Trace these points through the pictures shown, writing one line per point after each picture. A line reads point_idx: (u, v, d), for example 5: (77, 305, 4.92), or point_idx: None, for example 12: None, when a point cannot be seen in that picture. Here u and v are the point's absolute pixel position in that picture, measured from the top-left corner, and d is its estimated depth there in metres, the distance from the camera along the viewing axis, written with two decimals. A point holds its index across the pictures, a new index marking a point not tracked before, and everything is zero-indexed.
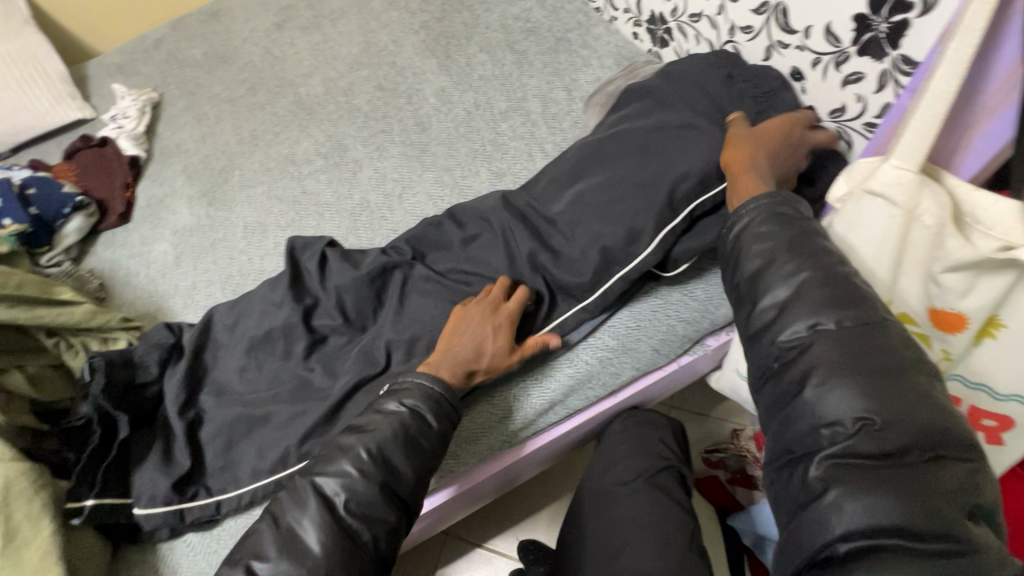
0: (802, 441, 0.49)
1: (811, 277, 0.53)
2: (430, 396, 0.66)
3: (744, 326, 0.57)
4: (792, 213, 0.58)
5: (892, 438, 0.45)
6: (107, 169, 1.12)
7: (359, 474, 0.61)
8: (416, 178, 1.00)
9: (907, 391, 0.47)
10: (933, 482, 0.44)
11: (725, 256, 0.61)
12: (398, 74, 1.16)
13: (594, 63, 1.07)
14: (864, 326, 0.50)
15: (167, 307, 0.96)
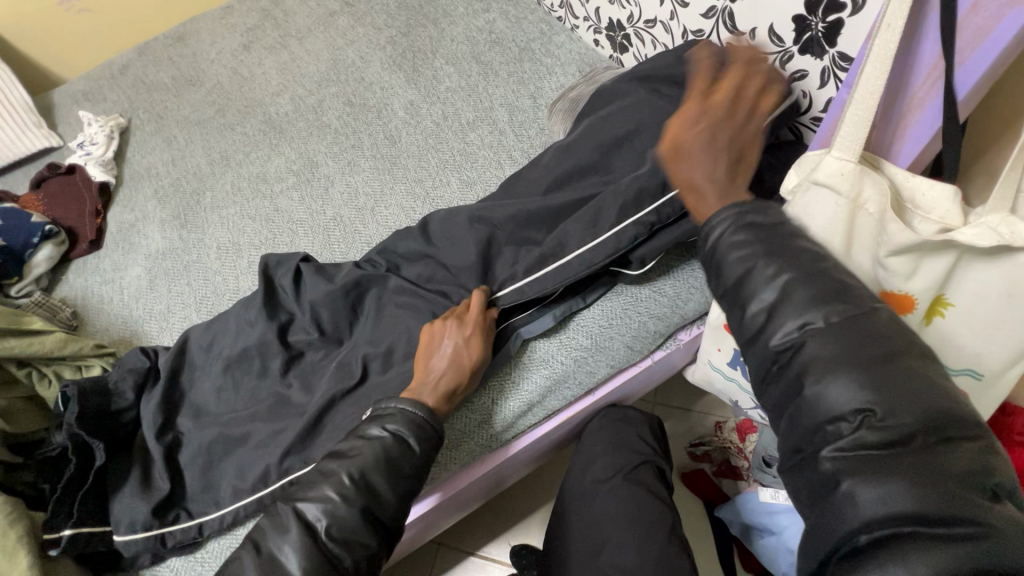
0: (811, 439, 0.48)
1: (793, 276, 0.50)
2: (404, 418, 0.67)
3: (738, 332, 0.54)
4: (765, 221, 0.54)
5: (897, 426, 0.44)
6: (77, 196, 1.12)
7: (325, 500, 0.62)
8: (388, 191, 1.02)
9: (902, 377, 0.45)
10: (943, 465, 0.43)
11: (704, 266, 0.57)
12: (366, 89, 1.17)
13: (557, 71, 1.10)
14: (861, 315, 0.48)
15: (143, 331, 0.96)
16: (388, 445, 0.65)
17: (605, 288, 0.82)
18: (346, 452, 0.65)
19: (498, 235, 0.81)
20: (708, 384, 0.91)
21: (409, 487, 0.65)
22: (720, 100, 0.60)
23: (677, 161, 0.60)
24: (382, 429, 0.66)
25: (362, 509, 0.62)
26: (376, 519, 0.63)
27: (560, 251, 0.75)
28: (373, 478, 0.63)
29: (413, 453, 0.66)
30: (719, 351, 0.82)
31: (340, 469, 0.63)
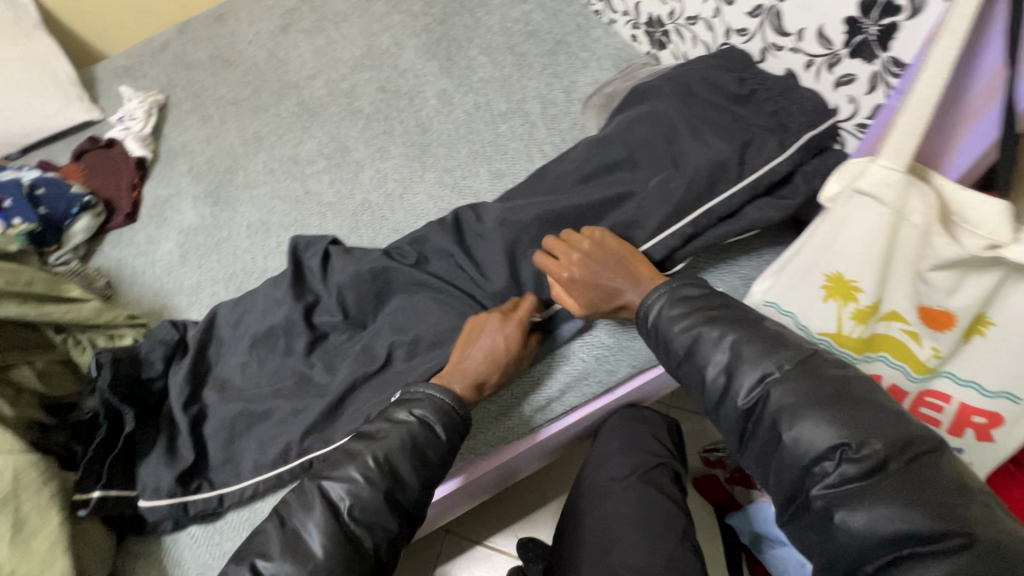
0: (800, 481, 0.54)
1: (737, 336, 0.60)
2: (435, 405, 0.67)
3: (706, 398, 0.62)
4: (695, 292, 0.66)
5: (872, 454, 0.50)
6: (114, 170, 1.14)
7: (351, 481, 0.63)
8: (417, 178, 1.02)
9: (859, 407, 0.52)
10: (922, 483, 0.49)
11: (652, 341, 0.68)
12: (400, 76, 1.18)
13: (592, 66, 1.09)
14: (801, 356, 0.57)
15: (173, 304, 0.98)
16: (415, 429, 0.66)
17: None
18: (374, 434, 0.66)
19: (526, 229, 0.81)
20: None
21: (434, 470, 0.66)
22: (567, 261, 0.72)
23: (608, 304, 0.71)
24: (410, 416, 0.67)
25: (386, 489, 0.63)
26: (399, 501, 0.64)
27: None
28: (399, 460, 0.64)
29: (438, 439, 0.66)
30: None
31: (370, 446, 0.65)
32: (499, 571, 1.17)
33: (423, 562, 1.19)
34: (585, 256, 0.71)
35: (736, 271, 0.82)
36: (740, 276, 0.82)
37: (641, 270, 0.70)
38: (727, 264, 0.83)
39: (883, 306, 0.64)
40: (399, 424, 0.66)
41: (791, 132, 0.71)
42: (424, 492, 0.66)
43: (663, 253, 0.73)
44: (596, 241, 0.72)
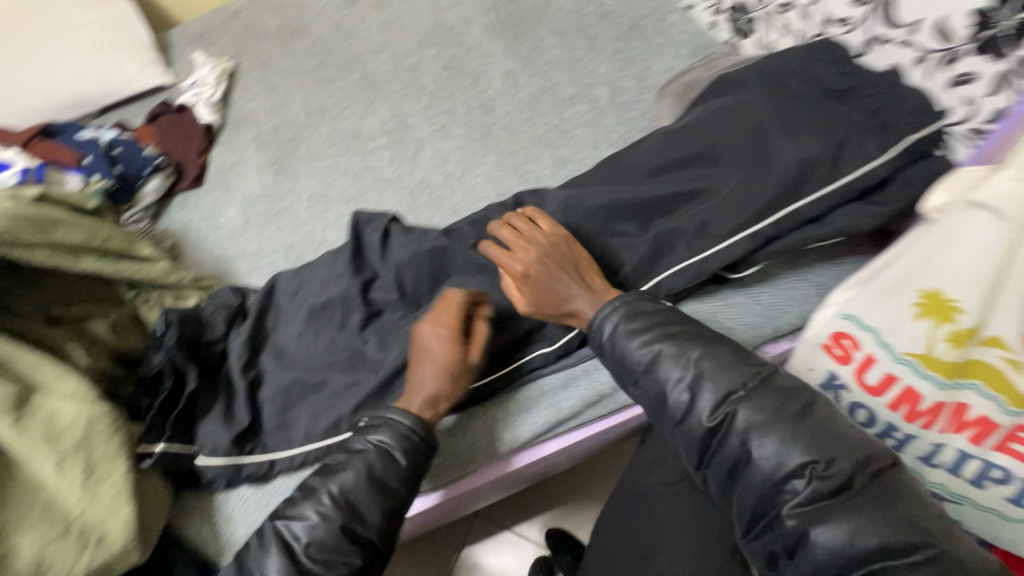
0: (770, 500, 0.58)
1: (700, 355, 0.63)
2: (394, 431, 0.66)
3: (670, 418, 0.64)
4: (651, 308, 0.68)
5: (839, 471, 0.55)
6: (183, 134, 1.17)
7: (306, 520, 0.63)
8: (478, 160, 1.00)
9: (823, 428, 0.58)
10: (888, 498, 0.55)
11: (611, 359, 0.69)
12: (465, 55, 1.16)
13: (667, 52, 1.04)
14: (761, 377, 0.62)
15: (233, 270, 1.00)
16: (373, 461, 0.65)
17: (698, 288, 0.78)
18: (330, 471, 0.66)
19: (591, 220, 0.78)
20: None
21: (393, 503, 0.65)
22: (523, 257, 0.72)
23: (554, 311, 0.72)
24: (366, 445, 0.66)
25: (345, 523, 0.63)
26: (358, 538, 0.64)
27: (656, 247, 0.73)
28: (359, 494, 0.64)
29: (398, 468, 0.66)
30: (810, 371, 0.75)
31: (329, 480, 0.65)
32: (525, 559, 1.17)
33: (451, 543, 1.20)
34: (541, 256, 0.72)
35: (810, 280, 0.78)
36: (815, 285, 0.78)
37: (594, 279, 0.71)
38: (803, 272, 0.79)
39: (984, 331, 0.59)
40: (354, 458, 0.66)
41: (894, 134, 0.66)
42: (384, 525, 0.65)
43: (741, 253, 0.69)
44: (553, 242, 0.73)
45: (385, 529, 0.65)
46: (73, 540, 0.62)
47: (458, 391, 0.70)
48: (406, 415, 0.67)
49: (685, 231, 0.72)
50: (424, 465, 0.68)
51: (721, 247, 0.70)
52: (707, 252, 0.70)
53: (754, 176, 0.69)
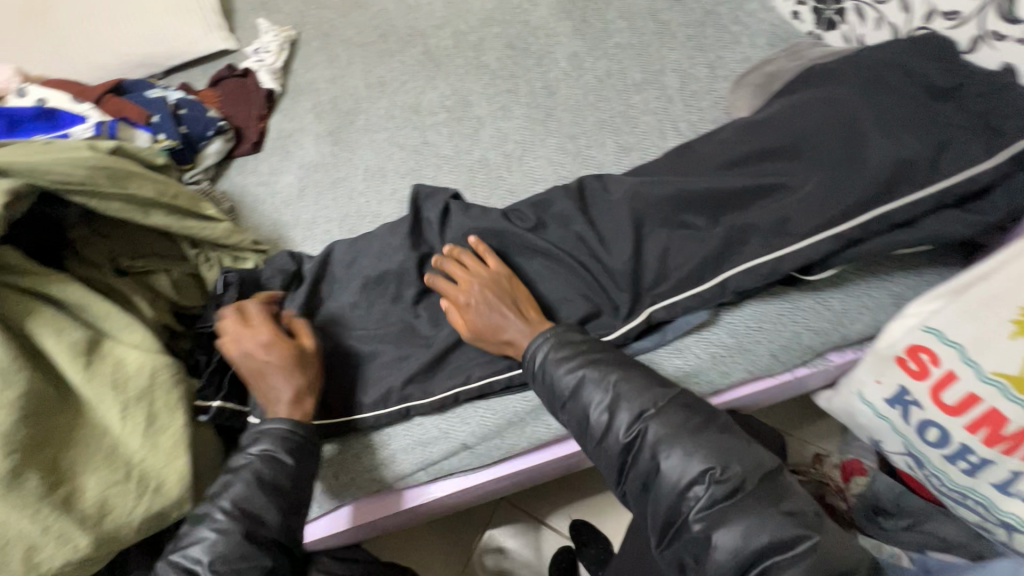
0: (677, 508, 0.61)
1: (618, 378, 0.67)
2: (277, 436, 0.67)
3: (590, 436, 0.67)
4: (577, 337, 0.71)
5: (733, 475, 0.60)
6: (246, 98, 1.18)
7: (205, 539, 0.62)
8: (539, 142, 0.98)
9: (717, 437, 0.62)
10: (776, 497, 0.59)
11: (540, 384, 0.71)
12: (530, 34, 1.13)
13: (744, 41, 1.00)
14: (672, 396, 0.66)
15: (288, 237, 1.01)
16: (258, 469, 0.65)
17: (765, 288, 0.75)
18: (216, 493, 0.65)
19: (658, 211, 0.76)
20: (849, 418, 0.82)
21: (289, 502, 0.65)
22: (467, 287, 0.75)
23: (496, 341, 0.73)
24: (252, 457, 0.66)
25: (245, 530, 0.62)
26: (264, 542, 0.63)
27: (726, 243, 0.71)
28: (253, 500, 0.64)
29: (285, 468, 0.66)
30: (878, 385, 0.73)
31: (220, 497, 0.64)
32: (548, 549, 1.14)
33: (473, 526, 1.17)
34: (482, 286, 0.75)
35: (887, 288, 0.74)
36: (891, 294, 0.74)
37: (530, 312, 0.74)
38: (879, 279, 0.75)
39: None
40: (239, 473, 0.66)
41: (1003, 138, 0.61)
42: (284, 525, 0.65)
43: (820, 255, 0.66)
44: (496, 276, 0.76)
45: (287, 529, 0.65)
46: (132, 487, 0.63)
47: (315, 380, 0.73)
48: (285, 421, 0.68)
49: (760, 228, 0.69)
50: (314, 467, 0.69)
51: (800, 246, 0.67)
52: (784, 250, 0.68)
53: (840, 175, 0.66)
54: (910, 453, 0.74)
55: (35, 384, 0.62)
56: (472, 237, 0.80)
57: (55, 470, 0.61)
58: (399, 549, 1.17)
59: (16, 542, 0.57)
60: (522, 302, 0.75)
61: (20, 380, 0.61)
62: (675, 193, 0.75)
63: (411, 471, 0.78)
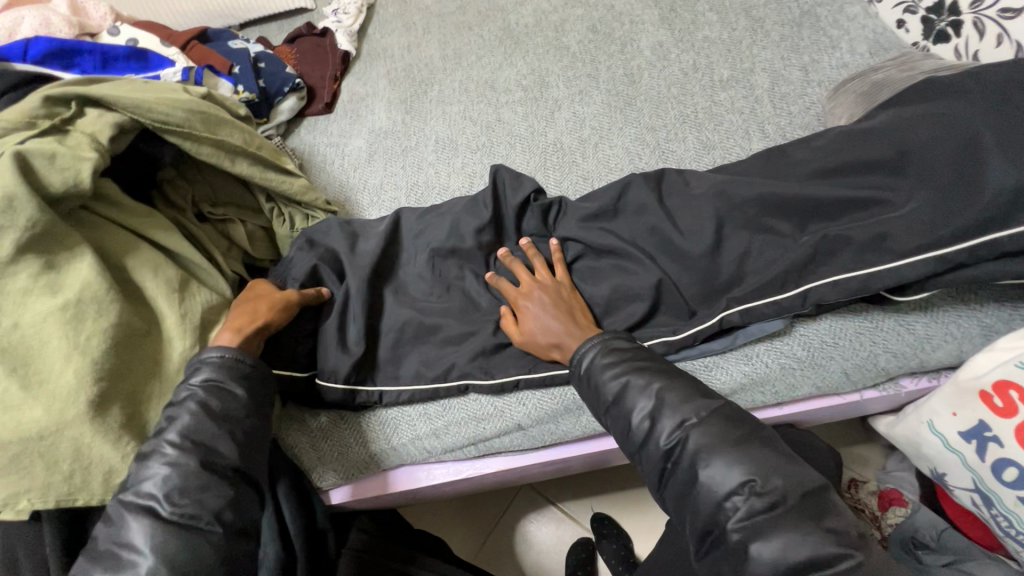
0: (714, 517, 0.56)
1: (661, 386, 0.63)
2: (215, 365, 0.62)
3: (629, 440, 0.64)
4: (625, 345, 0.68)
5: (774, 489, 0.54)
6: (322, 58, 1.18)
7: (156, 474, 0.55)
8: (617, 130, 0.96)
9: (761, 448, 0.57)
10: (816, 514, 0.54)
11: (584, 387, 0.68)
12: (614, 19, 1.10)
13: (843, 47, 0.96)
14: (716, 407, 0.61)
15: (354, 201, 1.01)
16: (206, 398, 0.59)
17: (845, 304, 0.72)
18: (162, 428, 0.58)
19: (743, 213, 0.73)
20: (911, 445, 0.80)
21: (246, 430, 0.60)
22: (529, 291, 0.76)
23: (543, 344, 0.72)
24: (192, 389, 0.60)
25: (202, 458, 0.56)
26: (222, 471, 0.57)
27: (814, 253, 0.68)
28: (205, 429, 0.57)
29: (236, 399, 0.61)
30: (953, 417, 0.71)
31: (168, 431, 0.57)
32: (568, 539, 1.14)
33: (495, 506, 1.17)
34: (542, 291, 0.75)
35: (977, 319, 0.71)
36: (981, 326, 0.71)
37: (582, 320, 0.73)
38: (968, 308, 0.72)
39: None
40: (183, 405, 0.59)
41: None
42: (245, 454, 0.59)
43: (917, 276, 0.64)
44: (557, 283, 0.76)
45: (247, 457, 0.59)
46: None
47: (258, 316, 0.68)
48: (220, 346, 0.64)
49: (855, 240, 0.66)
50: (265, 401, 0.64)
51: (897, 265, 0.64)
52: (879, 267, 0.65)
53: (947, 197, 0.64)
54: (977, 490, 0.71)
55: (126, 317, 0.64)
56: (552, 241, 0.80)
57: (134, 402, 0.63)
58: (421, 518, 1.18)
59: (98, 465, 0.59)
60: (578, 312, 0.74)
61: (112, 310, 0.62)
62: (763, 196, 0.72)
63: (461, 444, 0.78)
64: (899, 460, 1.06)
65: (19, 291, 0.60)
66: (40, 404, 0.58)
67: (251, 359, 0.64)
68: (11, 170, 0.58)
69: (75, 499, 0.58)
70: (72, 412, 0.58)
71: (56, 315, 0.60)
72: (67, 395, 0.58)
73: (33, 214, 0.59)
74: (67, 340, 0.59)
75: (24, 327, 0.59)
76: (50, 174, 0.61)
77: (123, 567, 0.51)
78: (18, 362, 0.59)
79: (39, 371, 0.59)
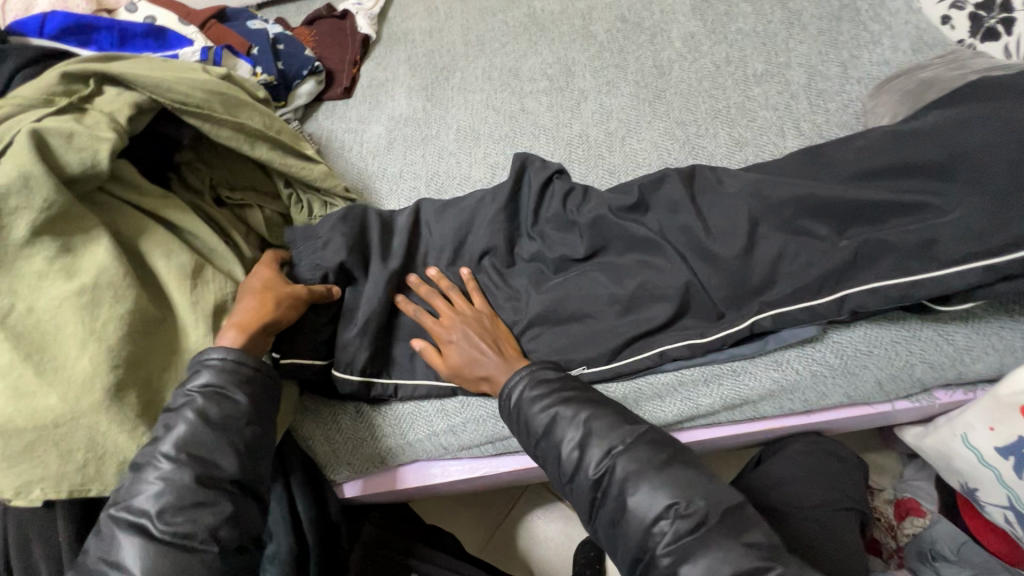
0: (645, 544, 0.56)
1: (587, 416, 0.61)
2: (216, 369, 0.59)
3: (558, 472, 0.62)
4: (551, 374, 0.66)
5: (698, 509, 0.55)
6: (341, 40, 1.15)
7: (149, 490, 0.54)
8: (645, 124, 0.93)
9: (683, 468, 0.58)
10: (738, 528, 0.55)
11: (511, 420, 0.66)
12: (644, 8, 1.06)
13: (884, 43, 0.92)
14: (642, 430, 0.60)
15: (373, 188, 0.98)
16: (204, 405, 0.57)
17: (884, 312, 0.70)
18: (158, 437, 0.56)
19: (779, 214, 0.71)
20: (941, 458, 0.77)
21: (248, 440, 0.58)
22: (449, 323, 0.74)
23: (472, 377, 0.72)
24: (189, 395, 0.58)
25: (198, 472, 0.55)
26: (219, 484, 0.55)
27: (853, 260, 0.65)
28: (202, 441, 0.56)
29: (237, 406, 0.58)
30: (990, 432, 0.69)
31: (162, 441, 0.56)
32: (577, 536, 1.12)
33: (504, 499, 1.16)
34: (465, 323, 0.73)
35: (1021, 332, 0.69)
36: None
37: (509, 349, 0.72)
38: (1012, 320, 0.69)
39: None
40: (180, 412, 0.57)
41: None
42: (246, 465, 0.57)
43: (962, 286, 0.62)
44: (477, 313, 0.75)
45: (248, 470, 0.57)
46: None
47: (273, 312, 0.65)
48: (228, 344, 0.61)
49: (899, 247, 0.64)
50: (268, 407, 0.61)
51: (941, 275, 0.62)
52: (922, 275, 0.63)
53: (998, 206, 0.61)
54: (1010, 506, 0.69)
55: (142, 303, 0.62)
56: (464, 270, 0.78)
57: (150, 391, 0.62)
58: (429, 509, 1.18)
59: (112, 455, 0.58)
60: (505, 342, 0.73)
61: (128, 297, 0.60)
62: (799, 198, 0.70)
63: (478, 442, 0.76)
64: (917, 469, 1.03)
65: (34, 274, 0.58)
66: (55, 391, 0.56)
67: (253, 363, 0.61)
68: (28, 150, 0.57)
69: (89, 489, 0.57)
70: (87, 401, 0.57)
71: (72, 300, 0.58)
72: (82, 383, 0.57)
73: (49, 195, 0.57)
74: (83, 326, 0.58)
75: (39, 311, 0.58)
76: (67, 154, 0.59)
77: None
78: (32, 348, 0.57)
79: (54, 357, 0.58)
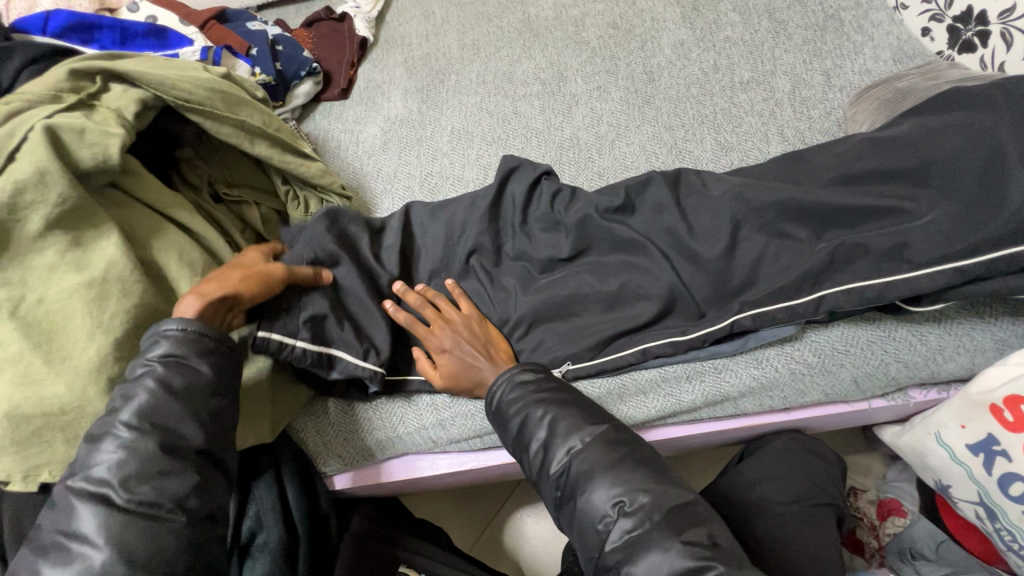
0: (596, 540, 0.57)
1: (554, 415, 0.63)
2: (174, 340, 0.57)
3: (531, 470, 0.65)
4: (531, 377, 0.67)
5: (641, 507, 0.56)
6: (339, 42, 1.17)
7: (108, 459, 0.52)
8: (634, 128, 0.96)
9: (633, 466, 0.59)
10: (679, 526, 0.54)
11: (492, 421, 0.69)
12: (635, 15, 1.09)
13: (867, 53, 0.95)
14: (602, 430, 0.62)
15: (368, 187, 1.00)
16: (165, 375, 0.56)
17: (858, 312, 0.72)
18: (116, 407, 0.54)
19: (760, 216, 0.73)
20: (917, 456, 0.80)
21: (212, 411, 0.57)
22: (438, 334, 0.74)
23: (465, 384, 0.73)
24: (150, 364, 0.56)
25: (162, 441, 0.53)
26: (185, 454, 0.54)
27: (829, 261, 0.68)
28: (165, 409, 0.54)
29: (199, 375, 0.57)
30: (961, 429, 0.71)
31: (121, 410, 0.54)
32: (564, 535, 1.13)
33: (494, 497, 1.18)
34: (455, 331, 0.74)
35: (990, 333, 0.71)
36: (995, 339, 0.71)
37: (499, 353, 0.74)
38: (984, 322, 0.72)
39: None
40: (139, 382, 0.55)
41: None
42: (211, 436, 0.56)
43: (932, 288, 0.64)
44: (467, 319, 0.76)
45: (212, 441, 0.56)
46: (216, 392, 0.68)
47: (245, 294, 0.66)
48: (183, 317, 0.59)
49: (874, 249, 0.66)
50: (232, 377, 0.60)
51: (913, 276, 0.64)
52: (896, 276, 0.65)
53: (966, 210, 0.64)
54: (982, 503, 0.71)
55: (149, 297, 0.63)
56: (449, 283, 0.79)
57: None
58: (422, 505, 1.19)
59: None
60: (496, 347, 0.75)
61: (136, 291, 0.62)
62: (778, 201, 0.72)
63: (467, 436, 0.78)
64: (899, 470, 1.04)
65: (45, 266, 0.60)
66: (62, 381, 0.58)
67: (215, 334, 0.59)
68: (44, 145, 0.58)
69: None
70: (94, 390, 0.58)
71: (81, 292, 0.59)
72: (88, 373, 0.58)
73: (64, 191, 0.59)
74: (90, 318, 0.59)
75: (48, 302, 0.59)
76: (80, 148, 0.61)
77: (72, 559, 0.48)
78: (42, 338, 0.58)
79: (62, 348, 0.58)
